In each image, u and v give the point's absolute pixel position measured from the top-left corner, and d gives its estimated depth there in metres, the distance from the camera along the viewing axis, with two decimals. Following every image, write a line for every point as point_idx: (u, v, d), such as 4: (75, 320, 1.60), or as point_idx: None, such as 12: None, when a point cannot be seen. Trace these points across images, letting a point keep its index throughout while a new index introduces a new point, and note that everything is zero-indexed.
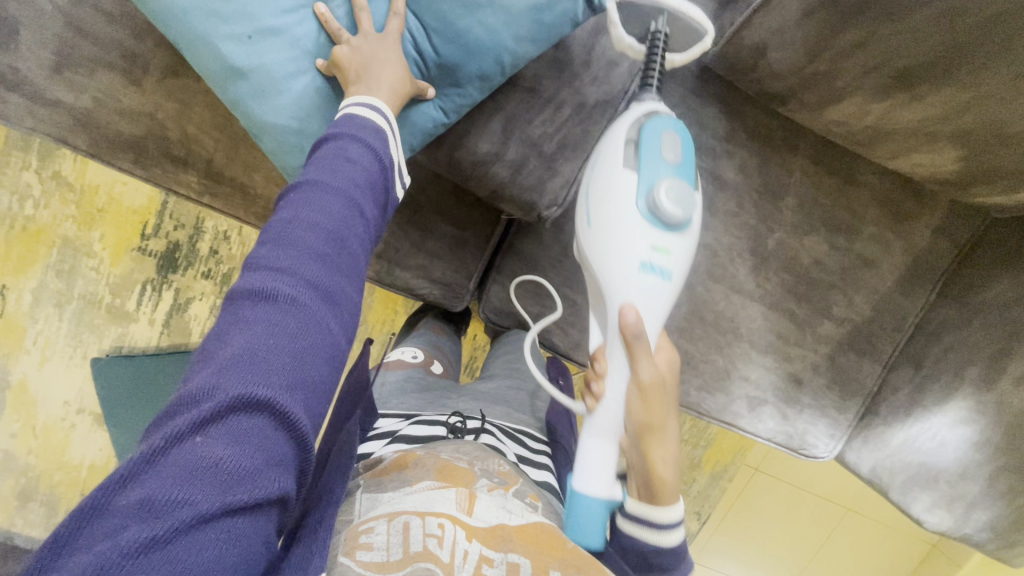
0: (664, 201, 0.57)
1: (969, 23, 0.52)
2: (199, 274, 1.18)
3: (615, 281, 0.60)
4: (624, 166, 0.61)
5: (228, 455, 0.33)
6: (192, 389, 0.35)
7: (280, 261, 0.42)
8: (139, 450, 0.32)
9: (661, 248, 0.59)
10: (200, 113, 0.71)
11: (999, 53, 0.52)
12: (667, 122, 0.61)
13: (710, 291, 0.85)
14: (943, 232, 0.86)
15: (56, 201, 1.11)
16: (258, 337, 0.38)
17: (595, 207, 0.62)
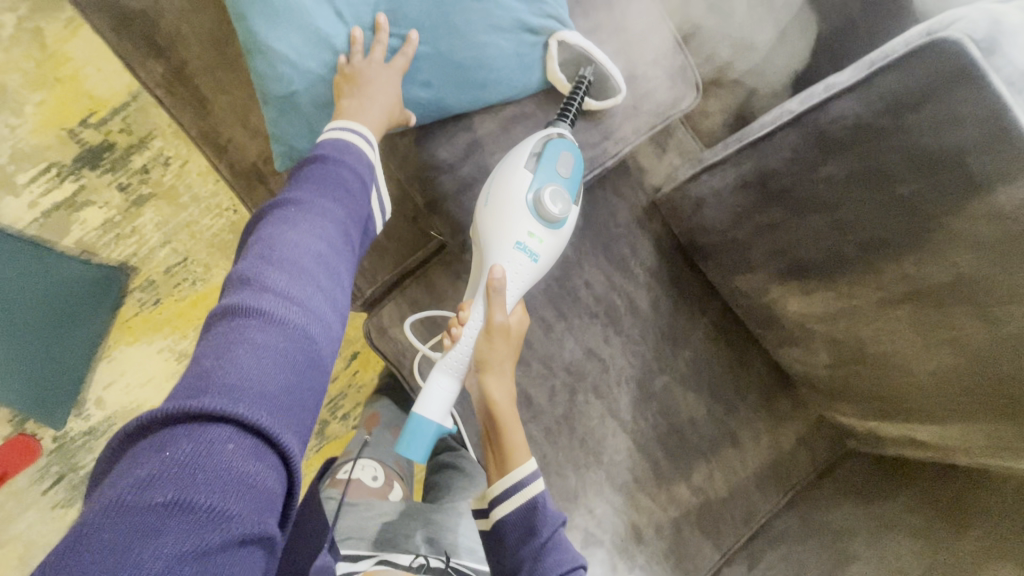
0: (546, 201, 0.62)
1: (855, 240, 0.60)
2: (115, 182, 1.10)
3: (487, 251, 0.64)
4: (524, 166, 0.64)
5: (256, 469, 0.37)
6: (207, 401, 0.37)
7: (297, 293, 0.46)
8: (162, 464, 0.34)
9: (538, 237, 0.64)
10: (202, 20, 0.72)
11: (870, 271, 0.61)
12: (567, 144, 0.65)
13: (588, 403, 0.85)
14: (805, 444, 0.91)
15: (19, 51, 1.06)
16: (268, 358, 0.41)
17: (492, 191, 0.64)
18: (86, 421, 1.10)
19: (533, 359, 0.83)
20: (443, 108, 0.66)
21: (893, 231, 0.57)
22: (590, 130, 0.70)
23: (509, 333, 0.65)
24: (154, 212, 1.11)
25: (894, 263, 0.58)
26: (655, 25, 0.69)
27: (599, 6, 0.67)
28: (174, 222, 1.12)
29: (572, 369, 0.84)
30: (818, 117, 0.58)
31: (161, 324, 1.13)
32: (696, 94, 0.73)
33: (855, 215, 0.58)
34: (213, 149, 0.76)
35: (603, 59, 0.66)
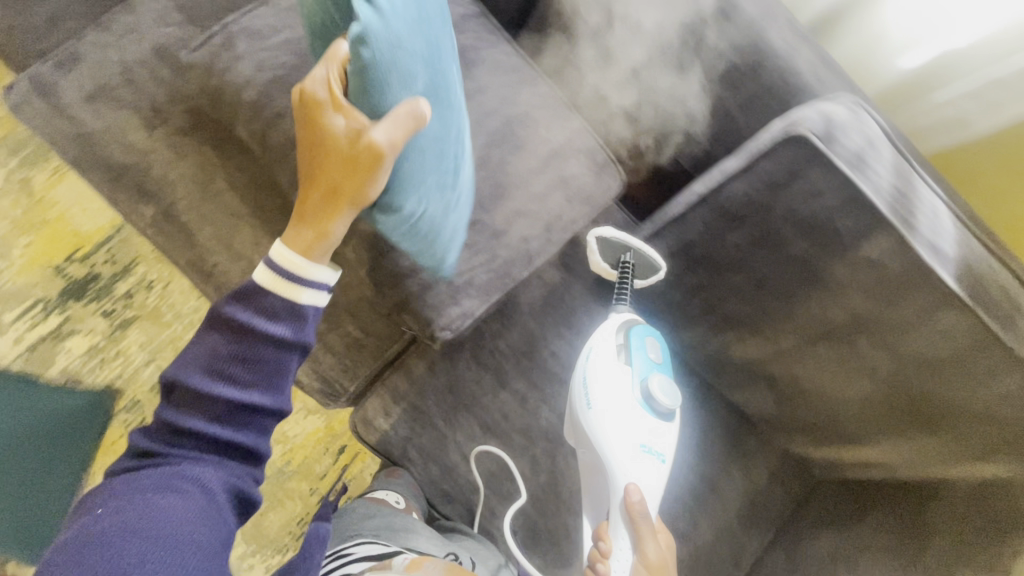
0: (658, 395, 0.73)
1: (767, 291, 0.70)
2: (99, 310, 1.15)
3: (617, 465, 0.72)
4: (620, 360, 0.75)
5: (177, 511, 0.52)
6: (145, 480, 0.54)
7: (216, 418, 0.59)
8: (95, 528, 0.49)
9: (656, 431, 0.74)
10: (187, 165, 0.83)
11: (785, 320, 0.71)
12: (648, 331, 0.77)
13: (570, 467, 0.89)
14: (777, 479, 0.97)
15: (7, 200, 1.14)
16: (188, 459, 0.57)
17: (596, 391, 0.73)
18: None
19: (513, 431, 0.88)
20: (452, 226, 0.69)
21: (794, 283, 0.67)
22: (533, 225, 0.77)
23: (666, 567, 0.71)
24: (137, 333, 1.16)
25: (803, 311, 0.68)
26: (576, 131, 0.79)
27: (522, 124, 0.77)
28: (157, 340, 1.16)
29: (550, 437, 0.88)
30: (720, 198, 0.69)
31: None
32: (619, 180, 0.82)
33: (764, 272, 0.69)
34: (198, 274, 0.83)
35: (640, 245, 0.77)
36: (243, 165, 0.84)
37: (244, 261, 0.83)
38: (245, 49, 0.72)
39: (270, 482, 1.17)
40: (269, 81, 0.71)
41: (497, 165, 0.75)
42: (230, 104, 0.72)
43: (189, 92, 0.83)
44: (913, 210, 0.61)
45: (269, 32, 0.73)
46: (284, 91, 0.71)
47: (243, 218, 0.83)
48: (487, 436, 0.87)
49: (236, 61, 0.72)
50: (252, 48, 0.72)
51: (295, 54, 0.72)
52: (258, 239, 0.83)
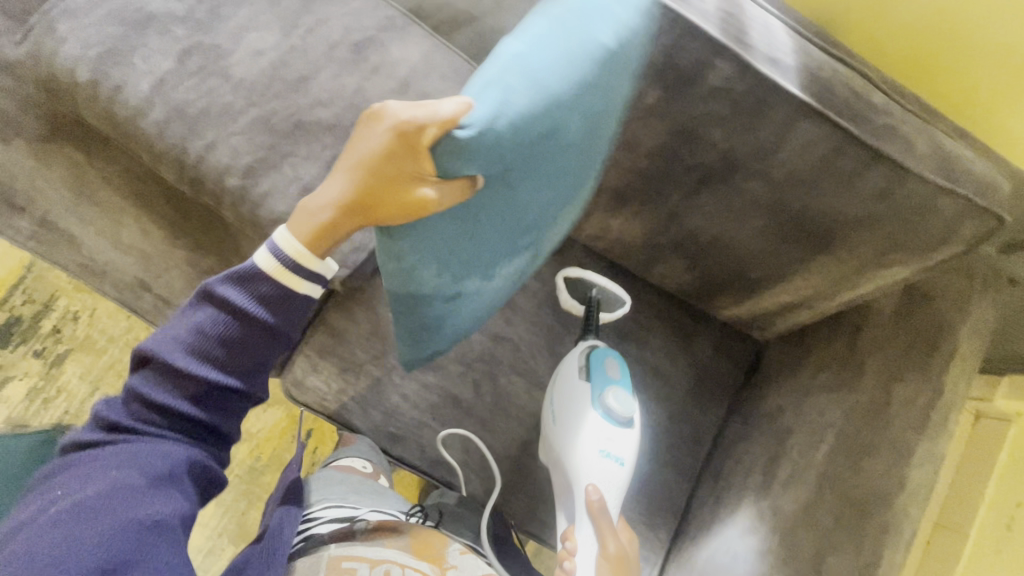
0: (613, 405, 0.80)
1: (641, 153, 0.70)
2: (30, 351, 1.13)
3: (580, 471, 0.79)
4: (579, 378, 0.82)
5: (119, 512, 0.49)
6: (98, 464, 0.52)
7: (190, 404, 0.55)
8: (47, 519, 0.48)
9: (614, 440, 0.81)
10: (54, 170, 0.81)
11: (669, 180, 0.71)
12: (609, 352, 0.84)
13: (512, 383, 0.89)
14: (721, 352, 0.99)
15: None
16: (139, 442, 0.53)
17: (558, 410, 0.82)
18: None
19: (448, 361, 0.88)
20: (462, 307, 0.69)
21: (663, 136, 0.67)
22: None
23: (625, 559, 0.77)
24: (75, 366, 1.14)
25: (681, 164, 0.69)
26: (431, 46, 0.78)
27: (373, 48, 0.75)
28: (97, 368, 1.15)
29: (486, 358, 0.89)
30: None
31: None
32: None
33: (634, 134, 0.69)
34: (93, 277, 0.81)
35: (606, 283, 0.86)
36: (112, 158, 0.82)
37: (137, 253, 0.82)
38: (66, 29, 0.69)
39: (244, 480, 1.17)
40: (97, 55, 0.69)
41: (355, 93, 0.73)
42: (68, 90, 0.70)
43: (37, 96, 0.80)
44: (747, 31, 0.61)
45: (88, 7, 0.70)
46: (114, 61, 0.69)
47: (125, 211, 0.82)
48: (424, 371, 0.87)
49: (59, 43, 0.69)
50: (73, 27, 0.69)
51: (117, 23, 0.69)
52: (145, 228, 0.82)
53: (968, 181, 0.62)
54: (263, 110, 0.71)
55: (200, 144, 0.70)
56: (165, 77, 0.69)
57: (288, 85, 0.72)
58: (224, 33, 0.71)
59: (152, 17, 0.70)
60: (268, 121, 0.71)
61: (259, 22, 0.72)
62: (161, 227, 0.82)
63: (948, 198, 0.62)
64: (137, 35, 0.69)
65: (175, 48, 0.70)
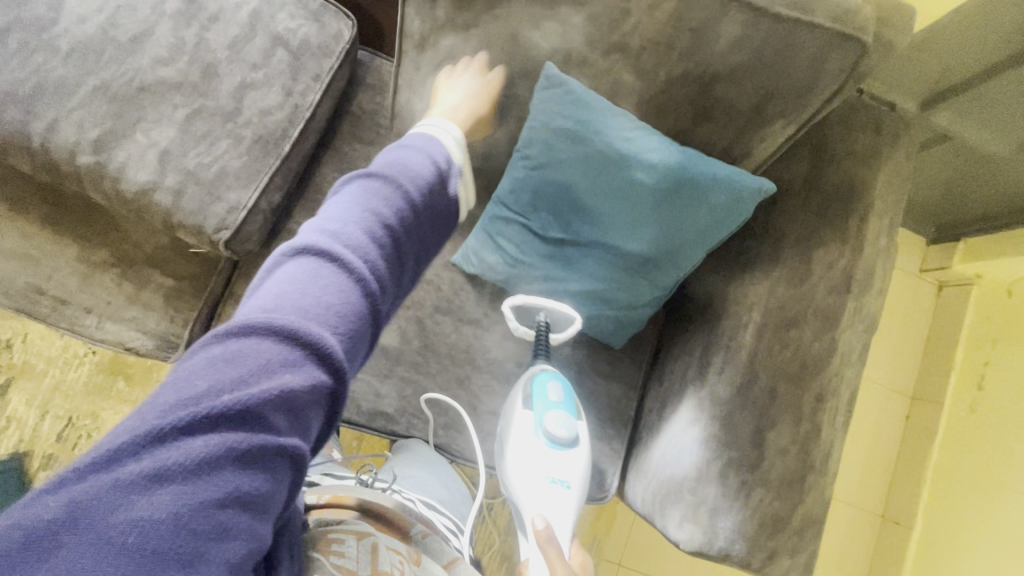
0: (552, 430, 0.75)
1: (505, 44, 0.67)
2: None
3: (529, 499, 0.75)
4: (522, 408, 0.79)
5: (228, 475, 0.32)
6: (201, 375, 0.34)
7: (329, 311, 0.39)
8: (137, 465, 0.30)
9: (559, 466, 0.75)
10: None
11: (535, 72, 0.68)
12: (549, 375, 0.79)
13: (439, 323, 0.87)
14: None
15: None
16: (264, 355, 0.36)
17: (503, 444, 0.78)
18: None
19: None
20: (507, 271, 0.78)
21: (513, 29, 0.65)
22: (266, 94, 0.73)
23: None
24: (21, 394, 1.13)
25: (540, 54, 0.66)
26: None
27: None
28: (43, 393, 1.14)
29: (407, 303, 0.87)
30: None
31: None
32: (347, 20, 0.78)
33: (487, 34, 0.66)
34: None
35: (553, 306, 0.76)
36: None
37: (24, 258, 0.79)
38: None
39: None
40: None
41: (196, 46, 0.70)
42: None
43: None
44: None
45: None
46: None
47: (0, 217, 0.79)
48: None
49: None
50: None
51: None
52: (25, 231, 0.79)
53: (824, 8, 0.58)
54: (100, 78, 0.67)
55: (42, 126, 0.67)
56: None
57: (121, 48, 0.68)
58: (41, 4, 0.67)
59: None
60: (108, 89, 0.68)
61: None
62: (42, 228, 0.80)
63: (809, 33, 0.59)
64: None
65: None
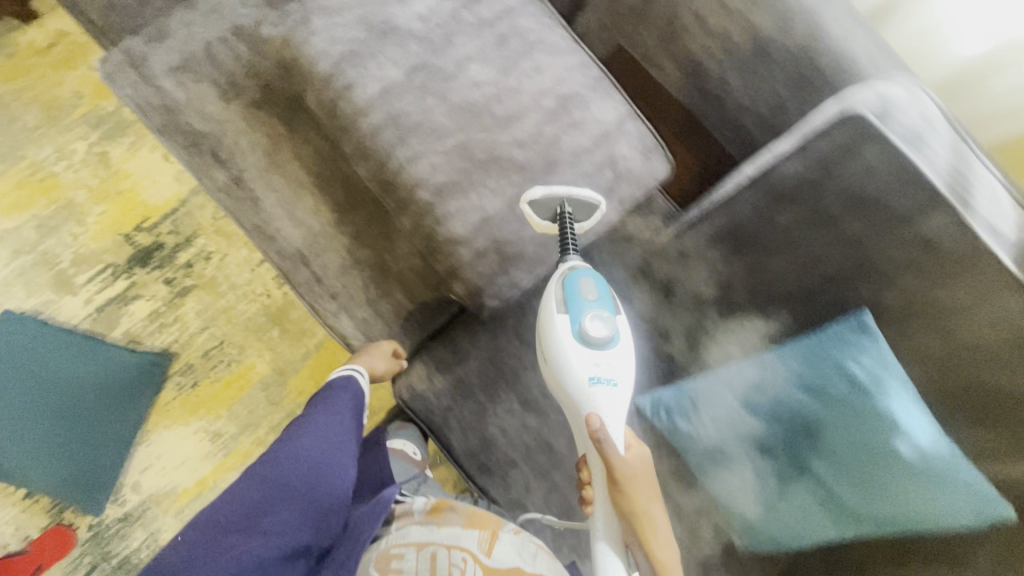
0: (591, 331, 0.73)
1: (819, 272, 0.70)
2: (161, 277, 1.22)
3: (575, 402, 0.75)
4: (557, 311, 0.75)
5: (241, 536, 0.63)
6: (219, 508, 0.67)
7: (296, 447, 0.72)
8: (192, 548, 0.62)
9: (603, 364, 0.74)
10: (257, 136, 0.88)
11: (842, 299, 0.69)
12: (585, 272, 0.75)
13: None
14: None
15: (86, 170, 1.22)
16: (255, 484, 0.68)
17: (544, 348, 0.76)
18: (122, 506, 1.16)
19: (551, 407, 0.89)
20: (708, 453, 0.78)
21: (846, 263, 0.68)
22: (581, 202, 0.79)
23: (640, 476, 0.74)
24: (195, 302, 1.22)
25: (855, 293, 0.68)
26: (625, 114, 0.82)
27: (576, 104, 0.79)
28: (212, 309, 1.23)
29: None
30: (763, 176, 0.70)
31: (196, 406, 1.20)
32: (666, 164, 0.85)
33: (812, 254, 0.70)
34: (263, 240, 0.87)
35: (568, 191, 0.75)
36: (308, 138, 0.89)
37: (304, 228, 0.87)
38: (319, 24, 0.76)
39: None
40: (340, 54, 0.76)
41: (550, 141, 0.78)
42: (304, 76, 0.77)
43: (261, 66, 0.89)
44: (972, 191, 0.63)
45: (342, 8, 0.77)
46: (354, 63, 0.76)
47: (306, 187, 0.88)
48: (526, 412, 0.89)
49: (311, 35, 0.76)
50: (325, 23, 0.76)
51: (365, 30, 0.76)
52: (318, 207, 0.88)
53: None
54: (467, 137, 0.76)
55: (405, 154, 0.75)
56: (392, 87, 0.76)
57: (495, 120, 0.77)
58: (452, 59, 0.77)
59: (394, 32, 0.77)
60: (469, 149, 0.76)
61: (484, 57, 0.78)
62: (331, 210, 0.88)
63: None
64: (379, 45, 0.76)
65: (408, 64, 0.76)
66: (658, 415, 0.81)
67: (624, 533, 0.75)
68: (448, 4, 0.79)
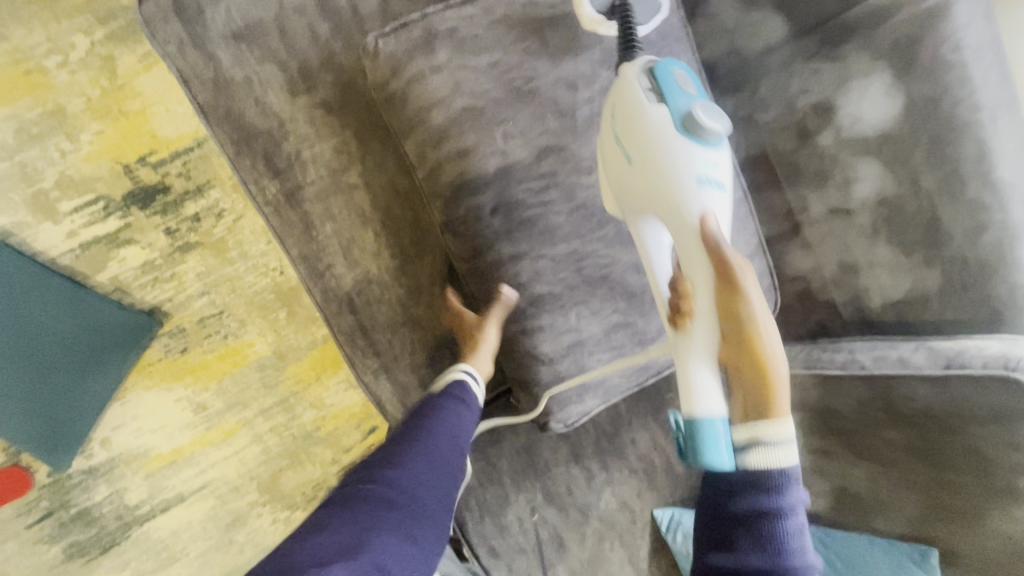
0: (703, 121, 0.53)
1: (902, 491, 0.68)
2: (162, 226, 1.06)
3: (676, 205, 0.53)
4: (649, 102, 0.55)
5: (356, 531, 0.53)
6: (342, 496, 0.58)
7: (421, 430, 0.63)
8: (310, 538, 0.52)
9: (710, 162, 0.53)
10: (324, 147, 0.72)
11: (918, 522, 0.67)
12: (674, 61, 0.57)
13: (612, 550, 0.85)
14: None
15: (86, 75, 1.00)
16: (382, 476, 0.59)
17: (627, 145, 0.57)
18: (88, 459, 1.09)
19: (571, 504, 0.86)
20: None
21: (948, 497, 0.64)
22: None
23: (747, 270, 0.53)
24: (197, 262, 1.08)
25: (939, 530, 0.66)
26: (752, 252, 0.73)
27: None
28: (216, 274, 1.09)
29: (604, 519, 0.86)
30: (888, 386, 0.65)
31: (183, 372, 1.10)
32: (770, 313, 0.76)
33: (901, 471, 0.67)
34: (309, 273, 0.75)
35: None
36: (384, 165, 0.74)
37: (359, 268, 0.75)
38: (443, 56, 0.63)
39: (295, 441, 1.16)
40: (463, 108, 0.63)
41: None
42: (409, 118, 0.65)
43: (346, 61, 0.71)
44: None
45: (477, 49, 0.63)
46: (480, 118, 0.63)
47: (370, 222, 0.75)
48: (546, 504, 0.86)
49: (431, 71, 0.63)
50: (452, 60, 0.63)
51: (500, 84, 0.63)
52: (380, 251, 0.75)
53: None
54: (582, 246, 0.67)
55: (509, 250, 0.66)
56: (518, 159, 0.64)
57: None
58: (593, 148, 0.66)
59: (529, 92, 0.64)
60: (579, 259, 0.67)
61: None
62: (394, 257, 0.76)
63: None
64: (510, 107, 0.64)
65: (539, 140, 0.64)
66: (673, 538, 0.83)
67: (722, 345, 0.54)
68: (605, 73, 0.65)
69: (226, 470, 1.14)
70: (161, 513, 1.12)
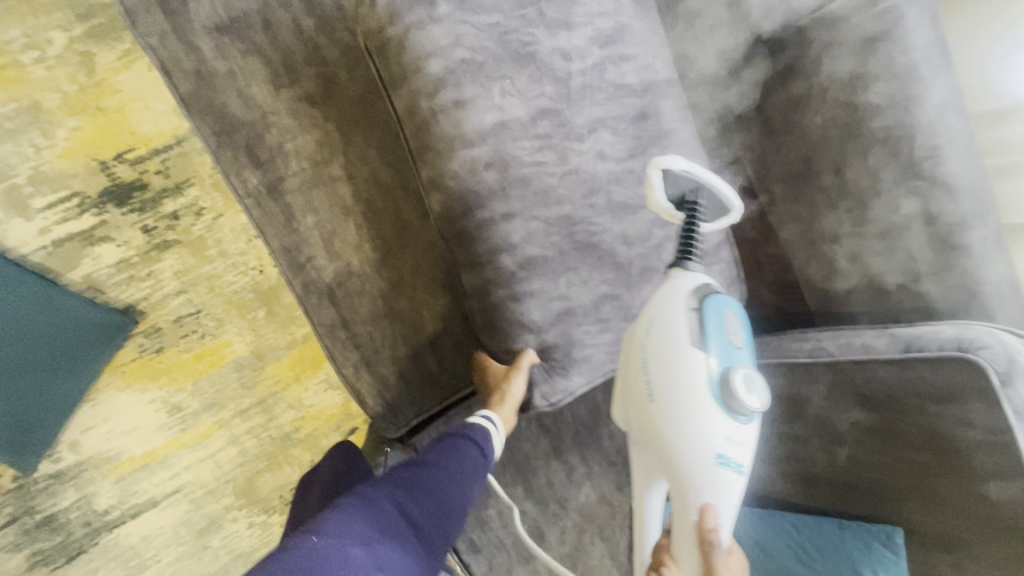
0: (742, 398, 0.57)
1: (867, 476, 0.70)
2: (138, 223, 1.05)
3: (687, 485, 0.60)
4: (690, 345, 0.59)
5: (348, 512, 0.57)
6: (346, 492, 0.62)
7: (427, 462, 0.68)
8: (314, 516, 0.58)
9: (735, 440, 0.59)
10: (306, 140, 0.73)
11: (881, 505, 0.70)
12: (725, 304, 0.62)
13: (592, 543, 0.86)
14: None
15: (63, 71, 1.00)
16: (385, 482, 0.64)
17: (655, 382, 0.60)
18: (55, 463, 1.05)
19: (551, 498, 0.86)
20: None
21: (909, 477, 0.67)
22: None
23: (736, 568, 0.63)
24: (174, 260, 1.07)
25: (902, 511, 0.68)
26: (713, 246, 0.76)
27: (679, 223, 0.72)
28: (194, 272, 1.08)
29: (584, 512, 0.87)
30: (853, 371, 0.68)
31: (158, 372, 1.08)
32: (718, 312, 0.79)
33: (867, 455, 0.69)
34: (289, 265, 0.75)
35: (708, 179, 0.62)
36: (365, 158, 0.75)
37: (339, 261, 0.76)
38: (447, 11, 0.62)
39: (273, 443, 1.15)
40: (462, 60, 0.63)
41: (658, 250, 0.74)
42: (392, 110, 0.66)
43: (329, 55, 0.73)
44: None
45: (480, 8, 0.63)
46: (463, 108, 0.65)
47: (351, 215, 0.75)
48: (526, 498, 0.86)
49: (433, 22, 0.62)
50: None
51: (498, 42, 0.64)
52: (361, 243, 0.76)
53: None
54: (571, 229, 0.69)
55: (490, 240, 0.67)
56: (512, 123, 0.65)
57: (610, 208, 0.70)
58: (573, 139, 0.68)
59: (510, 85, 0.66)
60: (557, 250, 0.69)
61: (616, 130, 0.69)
62: (375, 249, 0.77)
63: None
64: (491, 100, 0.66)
65: (535, 102, 0.66)
66: None
67: None
68: (581, 68, 0.68)
69: (200, 474, 1.12)
70: (132, 518, 1.09)
